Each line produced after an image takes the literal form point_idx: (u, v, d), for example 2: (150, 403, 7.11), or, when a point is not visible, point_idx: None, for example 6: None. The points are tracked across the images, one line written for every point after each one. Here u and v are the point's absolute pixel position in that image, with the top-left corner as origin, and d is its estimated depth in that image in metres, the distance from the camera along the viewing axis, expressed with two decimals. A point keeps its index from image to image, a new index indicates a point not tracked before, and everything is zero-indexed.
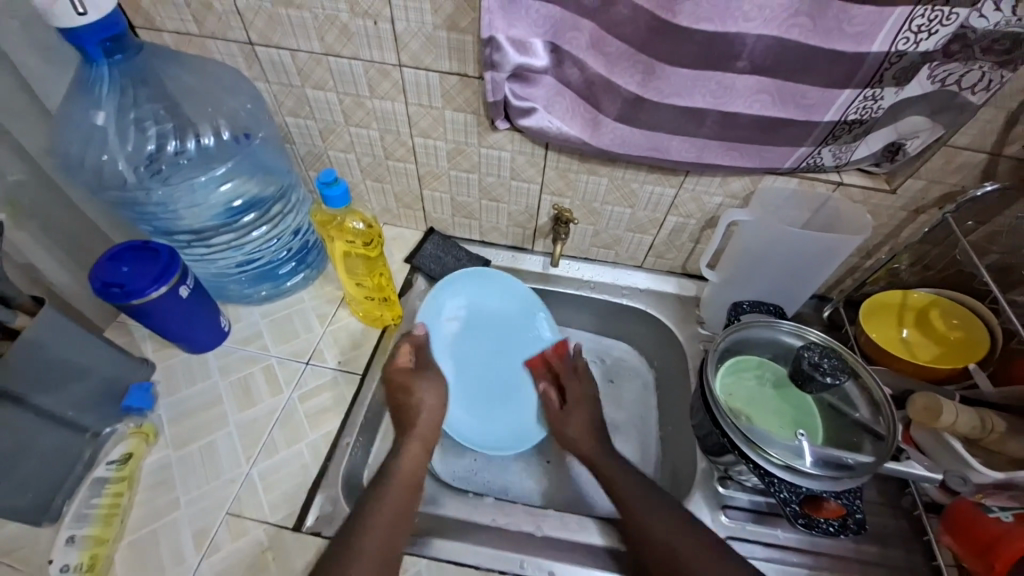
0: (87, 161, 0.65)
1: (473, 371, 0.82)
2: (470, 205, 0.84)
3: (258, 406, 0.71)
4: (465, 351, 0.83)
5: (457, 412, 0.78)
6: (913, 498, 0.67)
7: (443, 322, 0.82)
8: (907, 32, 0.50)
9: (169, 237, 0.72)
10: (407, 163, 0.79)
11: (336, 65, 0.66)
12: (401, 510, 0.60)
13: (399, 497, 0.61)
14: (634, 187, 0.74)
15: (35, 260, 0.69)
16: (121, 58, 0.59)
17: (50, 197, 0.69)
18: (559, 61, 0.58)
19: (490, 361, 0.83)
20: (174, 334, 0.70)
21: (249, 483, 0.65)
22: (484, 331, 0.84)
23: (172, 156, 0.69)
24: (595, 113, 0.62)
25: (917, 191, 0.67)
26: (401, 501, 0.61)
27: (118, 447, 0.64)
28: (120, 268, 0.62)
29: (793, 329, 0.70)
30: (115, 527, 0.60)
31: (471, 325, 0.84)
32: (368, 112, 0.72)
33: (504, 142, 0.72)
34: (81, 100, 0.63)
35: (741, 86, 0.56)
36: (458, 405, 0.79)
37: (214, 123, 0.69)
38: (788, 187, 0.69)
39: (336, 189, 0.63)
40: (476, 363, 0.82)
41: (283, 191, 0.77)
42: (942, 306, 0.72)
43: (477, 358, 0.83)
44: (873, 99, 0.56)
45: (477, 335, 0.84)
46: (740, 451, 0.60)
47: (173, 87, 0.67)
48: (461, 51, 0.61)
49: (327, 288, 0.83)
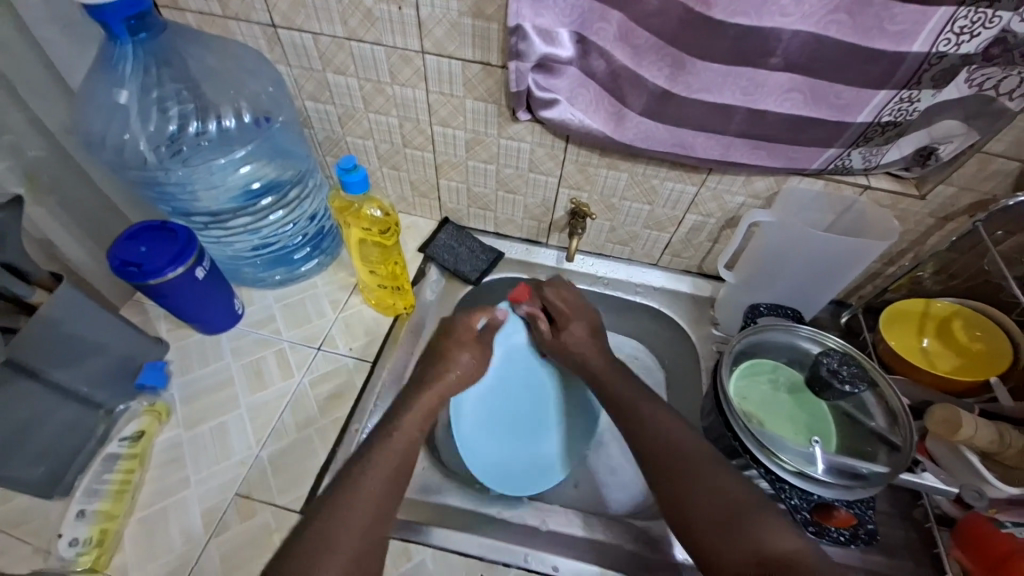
0: (109, 139, 0.65)
1: (510, 384, 0.78)
2: (486, 196, 0.83)
3: (269, 389, 0.72)
4: (516, 364, 0.79)
5: (471, 410, 0.74)
6: (925, 510, 0.66)
7: (517, 328, 0.79)
8: (949, 33, 0.48)
9: (187, 218, 0.72)
10: (425, 151, 0.78)
11: (358, 50, 0.65)
12: None
13: None
14: (654, 184, 0.73)
15: (55, 236, 0.69)
16: (145, 37, 0.59)
17: (69, 173, 0.69)
18: (585, 52, 0.57)
19: (530, 387, 0.79)
20: (188, 315, 0.70)
21: (259, 465, 0.65)
22: (548, 358, 0.80)
23: (193, 137, 0.69)
24: (619, 107, 0.61)
25: (946, 199, 0.65)
26: None
27: (131, 423, 0.65)
28: (137, 247, 0.62)
29: (812, 334, 0.68)
30: (126, 504, 0.61)
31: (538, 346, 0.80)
32: (389, 99, 0.71)
33: (524, 134, 0.71)
34: (104, 78, 0.62)
35: (772, 83, 0.54)
36: (474, 406, 0.75)
37: (235, 105, 0.69)
38: (813, 189, 0.68)
39: (355, 176, 0.63)
40: (519, 382, 0.78)
41: (301, 175, 0.76)
42: (965, 317, 0.71)
43: (521, 377, 0.79)
44: (909, 101, 0.54)
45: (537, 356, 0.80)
46: (751, 454, 0.60)
47: (196, 67, 0.67)
48: (486, 38, 0.60)
49: (340, 275, 0.83)
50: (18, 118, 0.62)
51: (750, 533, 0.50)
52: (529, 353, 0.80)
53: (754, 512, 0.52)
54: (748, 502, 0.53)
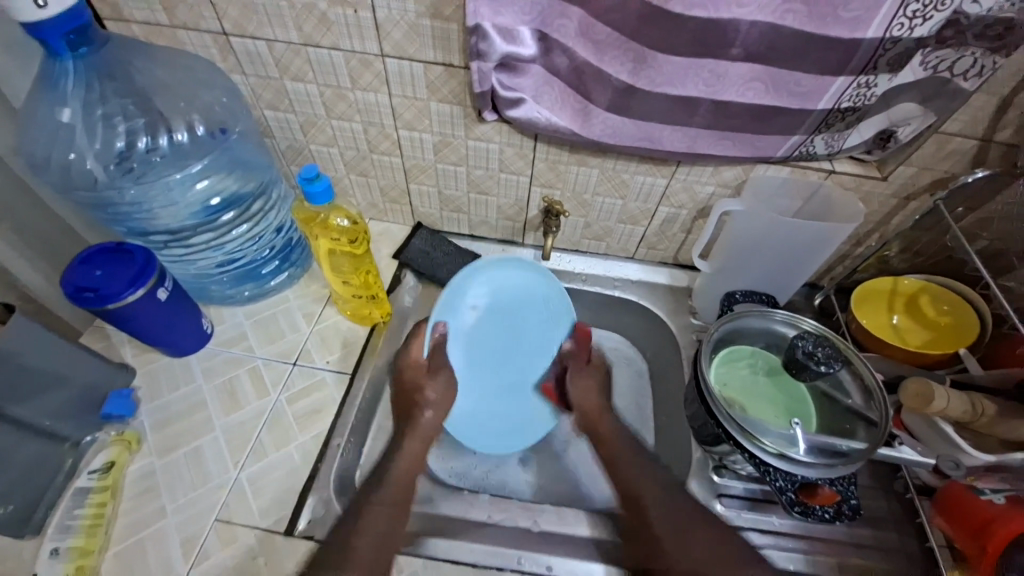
0: (53, 159, 0.61)
1: (486, 363, 0.76)
2: (459, 199, 0.82)
3: (244, 409, 0.69)
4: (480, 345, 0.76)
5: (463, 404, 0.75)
6: (905, 481, 0.68)
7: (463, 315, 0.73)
8: (902, 17, 0.49)
9: (145, 238, 0.69)
10: (393, 156, 0.77)
11: (315, 55, 0.63)
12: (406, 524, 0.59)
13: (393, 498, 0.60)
14: (625, 178, 0.73)
15: (9, 264, 0.66)
16: (86, 51, 0.56)
17: (20, 197, 0.66)
18: (548, 50, 0.56)
19: (502, 354, 0.77)
20: (154, 339, 0.68)
21: (239, 489, 0.63)
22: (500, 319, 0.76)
23: (144, 153, 0.66)
24: (584, 103, 0.61)
25: (907, 179, 0.66)
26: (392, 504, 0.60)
27: (99, 456, 0.63)
28: (93, 272, 0.59)
29: (786, 318, 0.70)
30: (101, 538, 0.58)
31: (488, 319, 0.75)
32: (351, 105, 0.69)
33: (491, 134, 0.70)
34: (45, 96, 0.59)
35: (733, 73, 0.55)
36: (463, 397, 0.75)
37: (188, 118, 0.66)
38: (780, 175, 0.68)
39: (319, 186, 0.61)
40: (492, 356, 0.76)
41: (263, 187, 0.74)
42: (931, 292, 0.73)
43: (490, 350, 0.76)
44: (867, 86, 0.55)
45: (496, 325, 0.76)
46: (734, 440, 0.60)
47: (143, 81, 0.64)
48: (446, 39, 0.59)
49: (314, 286, 0.81)
50: None
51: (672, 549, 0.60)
52: (485, 332, 0.76)
53: (682, 526, 0.61)
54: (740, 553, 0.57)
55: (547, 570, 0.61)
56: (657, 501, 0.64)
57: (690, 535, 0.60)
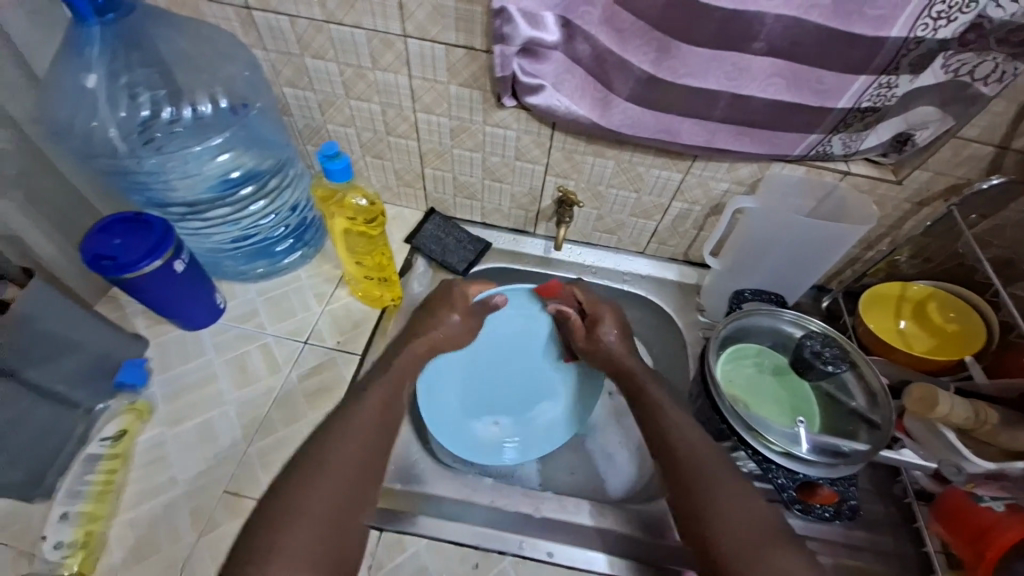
0: (76, 125, 0.62)
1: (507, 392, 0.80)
2: (473, 185, 0.83)
3: (254, 385, 0.70)
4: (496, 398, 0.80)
5: (541, 423, 0.80)
6: (904, 485, 0.69)
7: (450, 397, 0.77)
8: (926, 18, 0.49)
9: (162, 209, 0.70)
10: (409, 139, 0.77)
11: (337, 33, 0.63)
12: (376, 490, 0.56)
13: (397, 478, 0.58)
14: (641, 171, 0.73)
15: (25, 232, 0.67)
16: (113, 18, 0.56)
17: (36, 164, 0.67)
18: (570, 37, 0.56)
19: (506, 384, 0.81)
20: (167, 310, 0.68)
21: (247, 462, 0.64)
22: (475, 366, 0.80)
23: (166, 124, 0.66)
24: (605, 93, 0.61)
25: (922, 183, 0.67)
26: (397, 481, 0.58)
27: (111, 424, 0.64)
28: (112, 241, 0.60)
29: (795, 318, 0.70)
30: (109, 504, 0.59)
31: (468, 382, 0.80)
32: (370, 85, 0.69)
33: (509, 121, 0.70)
34: (71, 62, 0.59)
35: (756, 67, 0.55)
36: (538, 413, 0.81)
37: (211, 91, 0.67)
38: (795, 175, 0.68)
39: (338, 164, 0.61)
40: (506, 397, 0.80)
41: (280, 165, 0.74)
42: (940, 299, 0.73)
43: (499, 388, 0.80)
44: (888, 87, 0.55)
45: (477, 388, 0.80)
46: (740, 437, 0.61)
47: (167, 51, 0.64)
48: (470, 22, 0.59)
49: (325, 267, 0.81)
50: None
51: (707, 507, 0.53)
52: (484, 401, 0.80)
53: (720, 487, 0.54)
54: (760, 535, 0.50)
55: (547, 556, 0.62)
56: (700, 461, 0.57)
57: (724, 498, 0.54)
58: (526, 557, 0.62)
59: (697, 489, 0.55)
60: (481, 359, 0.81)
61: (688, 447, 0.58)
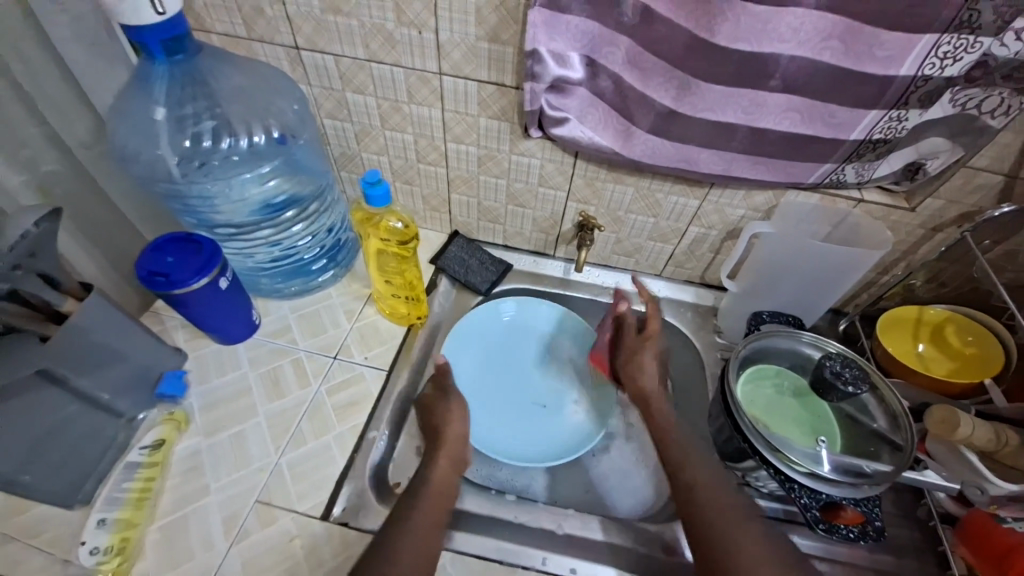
0: (142, 154, 0.67)
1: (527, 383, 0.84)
2: (497, 210, 0.86)
3: (286, 397, 0.73)
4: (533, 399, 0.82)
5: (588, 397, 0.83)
6: (928, 508, 0.68)
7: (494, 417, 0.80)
8: (933, 58, 0.53)
9: (211, 230, 0.74)
10: (438, 167, 0.81)
11: (378, 71, 0.69)
12: (431, 526, 0.56)
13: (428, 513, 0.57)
14: (659, 198, 0.76)
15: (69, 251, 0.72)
16: (182, 58, 0.62)
17: (83, 186, 0.73)
18: (594, 75, 0.61)
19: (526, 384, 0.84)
20: (207, 324, 0.71)
21: (279, 473, 0.66)
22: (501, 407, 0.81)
23: (224, 153, 0.72)
24: (627, 125, 0.65)
25: (934, 211, 0.69)
26: (430, 518, 0.57)
27: (151, 433, 0.67)
28: (165, 258, 0.64)
29: (813, 340, 0.71)
30: (145, 511, 0.61)
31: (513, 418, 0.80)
32: (405, 117, 0.74)
33: (534, 150, 0.74)
34: (140, 96, 0.65)
35: (772, 103, 0.58)
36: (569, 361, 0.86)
37: (264, 123, 0.72)
38: (810, 202, 0.71)
39: (379, 189, 0.65)
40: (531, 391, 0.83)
41: (321, 190, 0.79)
42: (957, 323, 0.74)
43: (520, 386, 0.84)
44: (898, 120, 0.58)
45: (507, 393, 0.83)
46: (761, 456, 0.62)
47: (227, 87, 0.69)
48: (502, 61, 0.64)
49: (355, 285, 0.85)
50: (36, 134, 0.66)
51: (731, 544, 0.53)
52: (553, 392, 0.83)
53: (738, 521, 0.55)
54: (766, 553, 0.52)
55: (571, 573, 0.62)
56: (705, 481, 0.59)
57: (742, 533, 0.54)
58: (550, 573, 0.62)
59: (718, 530, 0.54)
60: (490, 401, 0.81)
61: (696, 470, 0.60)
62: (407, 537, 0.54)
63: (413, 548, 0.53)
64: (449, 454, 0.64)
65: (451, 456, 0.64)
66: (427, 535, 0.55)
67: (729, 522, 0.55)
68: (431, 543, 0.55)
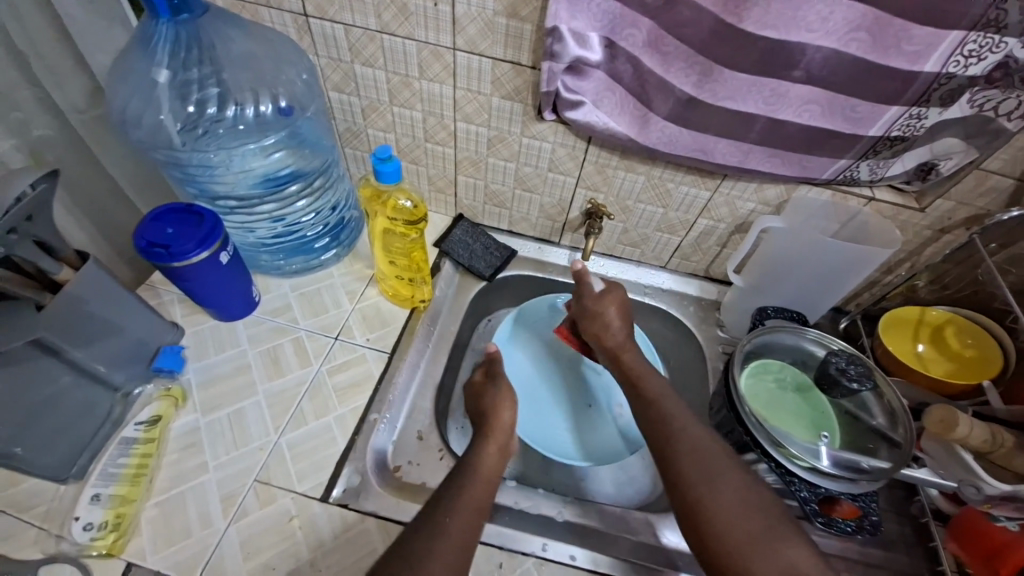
0: (144, 119, 0.65)
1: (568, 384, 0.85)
2: (504, 193, 0.85)
3: (286, 376, 0.71)
4: (582, 402, 0.83)
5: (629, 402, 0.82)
6: (921, 504, 0.70)
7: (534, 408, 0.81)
8: (958, 56, 0.52)
9: (213, 202, 0.72)
10: (446, 147, 0.80)
11: (389, 43, 0.66)
12: (481, 504, 0.55)
13: (479, 492, 0.56)
14: (670, 187, 0.75)
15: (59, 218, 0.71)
16: (188, 17, 0.59)
17: (75, 155, 0.72)
18: (613, 57, 0.60)
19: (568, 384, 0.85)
20: (206, 300, 0.70)
21: (278, 452, 0.65)
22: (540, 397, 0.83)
23: (229, 122, 0.70)
24: (644, 111, 0.63)
25: (944, 212, 0.69)
26: (480, 496, 0.56)
27: (147, 409, 0.66)
28: (164, 229, 0.61)
29: (817, 337, 0.72)
30: (141, 488, 0.60)
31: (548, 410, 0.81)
32: (415, 93, 0.72)
33: (547, 133, 0.72)
34: (141, 57, 0.62)
35: (794, 94, 0.57)
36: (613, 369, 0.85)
37: (272, 93, 0.69)
38: (821, 198, 0.71)
39: (389, 166, 0.63)
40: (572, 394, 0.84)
41: (326, 166, 0.77)
42: (957, 325, 0.75)
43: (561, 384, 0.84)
44: (917, 117, 0.58)
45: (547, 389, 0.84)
46: (762, 449, 0.62)
47: (234, 52, 0.66)
48: (519, 38, 0.62)
49: (357, 266, 0.83)
50: (27, 96, 0.65)
51: (706, 494, 0.51)
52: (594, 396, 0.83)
53: (716, 472, 0.52)
54: (754, 515, 0.49)
55: (570, 559, 0.62)
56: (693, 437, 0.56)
57: (716, 485, 0.51)
58: (549, 559, 0.62)
59: (701, 488, 0.51)
60: (533, 394, 0.82)
61: (683, 424, 0.57)
62: (456, 514, 0.52)
63: (460, 524, 0.51)
64: (496, 441, 0.64)
65: (500, 444, 0.64)
66: (472, 515, 0.53)
67: (703, 473, 0.52)
68: (478, 522, 0.53)
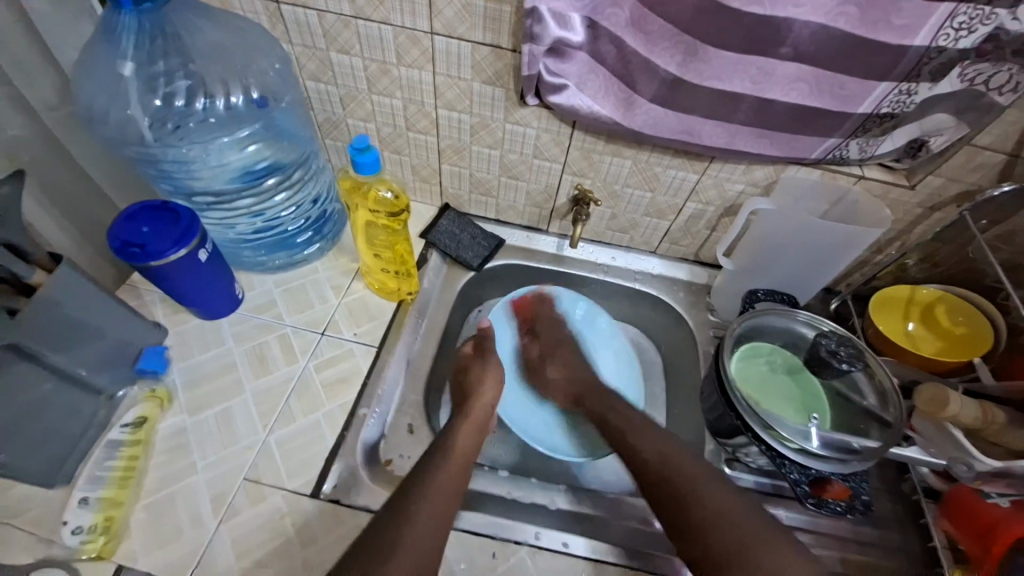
0: (111, 115, 0.63)
1: None
2: (489, 182, 0.83)
3: (273, 374, 0.71)
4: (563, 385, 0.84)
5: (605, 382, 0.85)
6: (912, 482, 0.70)
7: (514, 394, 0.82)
8: (948, 28, 0.51)
9: (189, 199, 0.71)
10: (428, 135, 0.78)
11: (364, 29, 0.64)
12: (450, 492, 0.56)
13: (447, 477, 0.57)
14: (657, 171, 0.74)
15: (35, 219, 0.68)
16: (150, 7, 0.56)
17: (49, 153, 0.69)
18: (596, 37, 0.58)
19: None
20: (187, 298, 0.68)
21: (267, 450, 0.65)
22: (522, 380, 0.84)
23: (200, 115, 0.67)
24: (628, 93, 0.62)
25: (934, 189, 0.68)
26: (448, 481, 0.57)
27: (132, 411, 0.64)
28: (140, 228, 0.60)
29: (809, 319, 0.71)
30: (130, 490, 0.60)
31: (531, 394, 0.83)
32: (394, 81, 0.70)
33: (530, 119, 0.71)
34: (105, 48, 0.60)
35: (780, 72, 0.56)
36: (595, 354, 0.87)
37: (243, 84, 0.67)
38: (811, 178, 0.70)
39: (368, 157, 0.62)
40: None
41: (304, 158, 0.75)
42: (947, 302, 0.75)
43: None
44: (907, 94, 0.57)
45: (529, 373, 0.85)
46: (754, 433, 0.62)
47: (202, 43, 0.64)
48: (498, 20, 0.60)
49: (342, 260, 0.82)
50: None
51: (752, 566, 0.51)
52: None
53: (742, 528, 0.53)
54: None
55: (564, 547, 0.62)
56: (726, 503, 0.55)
57: (728, 522, 0.54)
58: (543, 547, 0.62)
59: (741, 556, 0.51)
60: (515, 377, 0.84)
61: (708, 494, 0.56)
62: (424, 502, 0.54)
63: (429, 512, 0.53)
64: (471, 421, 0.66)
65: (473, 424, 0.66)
66: (440, 501, 0.55)
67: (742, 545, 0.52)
68: (446, 510, 0.55)
